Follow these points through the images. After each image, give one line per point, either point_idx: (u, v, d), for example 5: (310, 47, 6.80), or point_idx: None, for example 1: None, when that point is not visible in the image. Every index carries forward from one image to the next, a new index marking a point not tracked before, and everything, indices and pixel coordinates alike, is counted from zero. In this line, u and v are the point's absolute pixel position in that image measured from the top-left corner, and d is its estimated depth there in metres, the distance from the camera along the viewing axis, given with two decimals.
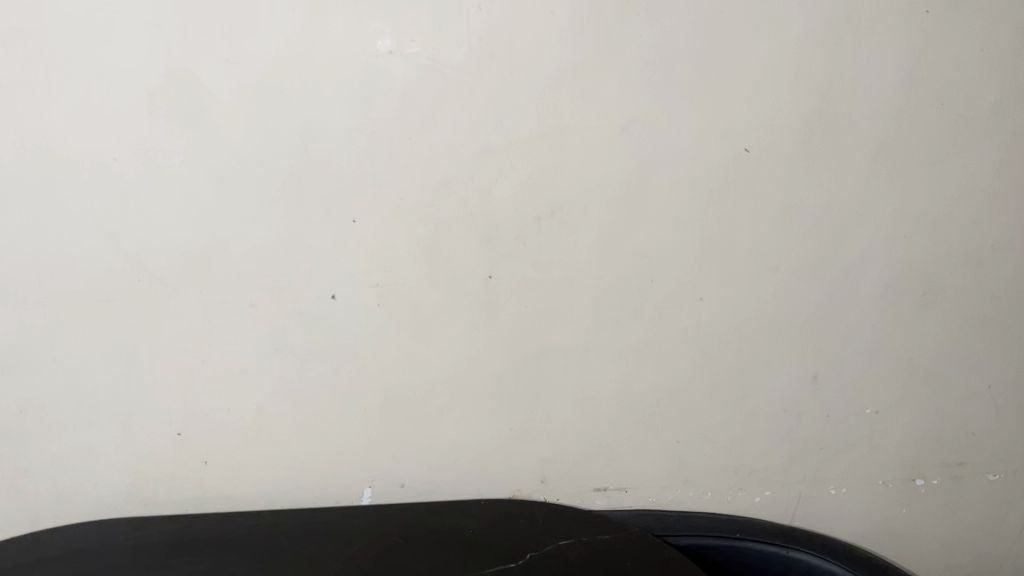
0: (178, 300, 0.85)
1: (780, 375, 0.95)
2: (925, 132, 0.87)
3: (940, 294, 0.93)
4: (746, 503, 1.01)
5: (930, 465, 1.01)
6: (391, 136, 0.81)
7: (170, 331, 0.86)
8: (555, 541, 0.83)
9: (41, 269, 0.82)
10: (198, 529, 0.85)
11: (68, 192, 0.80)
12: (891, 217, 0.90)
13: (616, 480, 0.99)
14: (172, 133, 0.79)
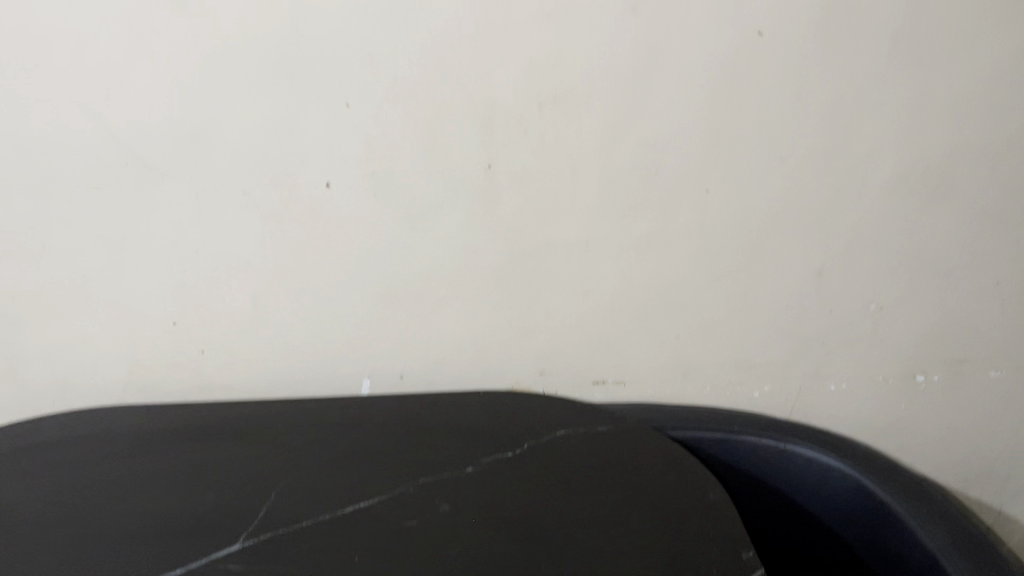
0: (166, 189, 0.83)
1: (785, 270, 0.94)
2: (957, 14, 0.80)
3: (954, 188, 0.90)
4: (743, 397, 1.02)
5: (932, 361, 1.00)
6: (385, 15, 0.76)
7: (161, 219, 0.84)
8: (553, 432, 0.83)
9: (23, 154, 0.80)
10: (199, 415, 0.87)
11: (49, 72, 0.76)
12: (910, 105, 0.85)
13: (614, 372, 0.99)
14: (157, 10, 0.74)
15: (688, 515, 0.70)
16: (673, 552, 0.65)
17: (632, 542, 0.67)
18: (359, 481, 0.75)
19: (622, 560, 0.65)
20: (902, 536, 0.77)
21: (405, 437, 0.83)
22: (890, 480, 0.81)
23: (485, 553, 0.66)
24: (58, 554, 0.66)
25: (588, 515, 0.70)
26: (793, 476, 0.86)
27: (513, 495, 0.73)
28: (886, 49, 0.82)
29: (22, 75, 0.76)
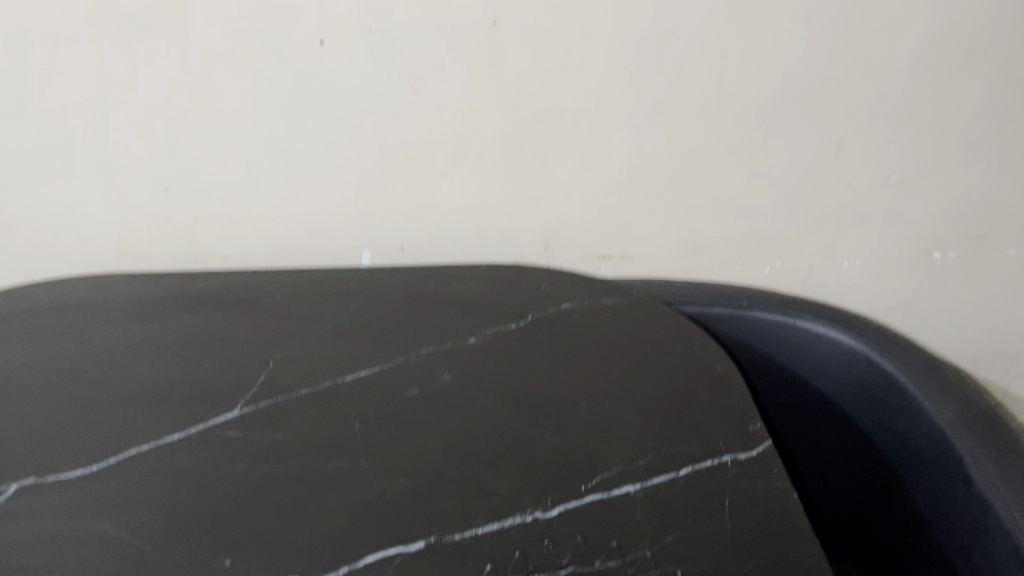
0: (147, 43, 0.77)
1: (804, 141, 0.89)
2: None
3: (990, 54, 0.84)
4: (752, 272, 0.99)
5: (948, 238, 0.97)
6: None
7: (145, 79, 0.80)
8: (558, 304, 0.81)
9: None
10: (194, 282, 0.84)
11: None
12: None
13: (621, 247, 0.97)
14: None
15: (693, 388, 0.68)
16: (677, 423, 0.64)
17: (635, 414, 0.65)
18: (358, 350, 0.74)
19: (625, 431, 0.64)
20: (912, 412, 0.75)
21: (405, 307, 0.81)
22: (901, 355, 0.79)
23: (485, 423, 0.65)
24: (53, 417, 0.65)
25: (591, 386, 0.69)
26: (802, 352, 0.84)
27: (516, 365, 0.72)
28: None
29: None
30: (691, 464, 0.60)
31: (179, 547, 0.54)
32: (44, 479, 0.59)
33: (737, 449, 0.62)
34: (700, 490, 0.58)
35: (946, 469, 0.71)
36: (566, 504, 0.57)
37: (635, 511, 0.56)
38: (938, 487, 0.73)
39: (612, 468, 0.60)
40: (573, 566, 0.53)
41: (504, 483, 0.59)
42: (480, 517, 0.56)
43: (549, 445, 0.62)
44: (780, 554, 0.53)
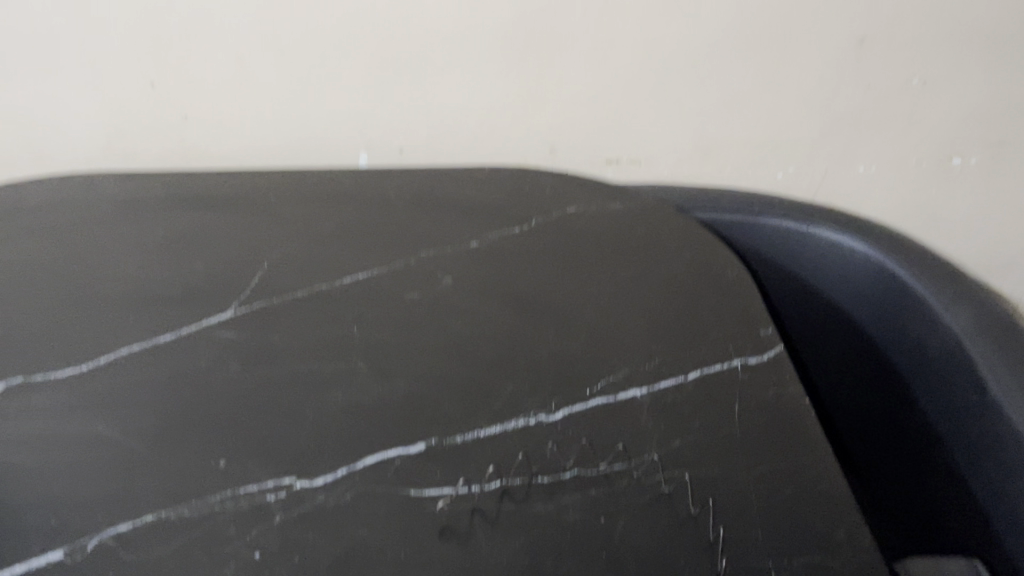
0: None
1: (824, 37, 0.85)
2: None
3: None
4: (764, 178, 0.96)
5: (970, 143, 0.93)
6: None
7: None
8: (563, 208, 0.77)
9: None
10: (184, 180, 0.81)
11: None
12: None
13: (629, 151, 0.93)
14: None
15: (702, 292, 0.66)
16: (686, 328, 0.62)
17: (643, 318, 0.63)
18: (356, 251, 0.71)
19: (632, 335, 0.61)
20: (926, 324, 0.72)
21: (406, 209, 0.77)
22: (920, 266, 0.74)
23: (488, 327, 0.62)
24: (39, 317, 0.63)
25: (598, 288, 0.66)
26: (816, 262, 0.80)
27: (520, 267, 0.69)
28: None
29: None
30: (699, 369, 0.58)
31: (171, 448, 0.52)
32: (31, 379, 0.57)
33: (748, 354, 0.59)
34: (709, 394, 0.56)
35: (955, 375, 0.68)
36: (570, 407, 0.55)
37: (641, 415, 0.55)
38: (950, 397, 0.69)
39: (618, 372, 0.58)
40: (577, 469, 0.51)
41: (507, 387, 0.57)
42: (481, 420, 0.55)
43: (554, 349, 0.60)
44: (791, 458, 0.51)
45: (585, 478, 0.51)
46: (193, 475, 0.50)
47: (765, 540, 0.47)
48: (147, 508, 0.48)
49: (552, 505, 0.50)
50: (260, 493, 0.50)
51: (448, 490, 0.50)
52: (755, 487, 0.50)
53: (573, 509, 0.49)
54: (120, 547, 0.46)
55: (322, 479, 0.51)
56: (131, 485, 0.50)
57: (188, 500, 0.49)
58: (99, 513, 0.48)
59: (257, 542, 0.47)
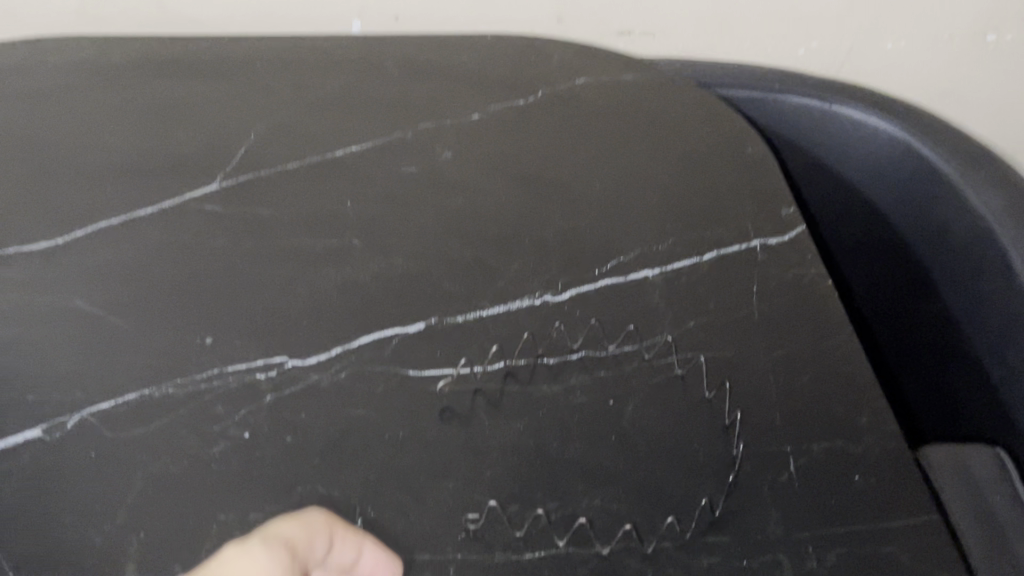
0: None
1: None
2: None
3: None
4: (786, 53, 0.89)
5: (1012, 16, 0.86)
6: None
7: None
8: (571, 80, 0.68)
9: None
10: (143, 44, 0.70)
11: None
12: None
13: (642, 20, 0.87)
14: None
15: (722, 162, 0.61)
16: (703, 203, 0.57)
17: (656, 192, 0.58)
18: (348, 111, 0.65)
19: (645, 210, 0.57)
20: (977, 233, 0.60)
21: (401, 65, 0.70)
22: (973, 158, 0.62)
23: (490, 202, 0.58)
24: (10, 187, 0.58)
25: (608, 157, 0.61)
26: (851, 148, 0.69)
27: (524, 132, 0.63)
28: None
29: None
30: (716, 248, 0.54)
31: (153, 326, 0.49)
32: (4, 252, 0.53)
33: (768, 233, 0.55)
34: (726, 274, 0.53)
35: (991, 270, 0.60)
36: (579, 287, 0.52)
37: (654, 296, 0.51)
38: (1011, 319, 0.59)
39: (630, 251, 0.54)
40: (585, 351, 0.49)
41: (511, 265, 0.53)
42: (484, 300, 0.51)
43: (561, 225, 0.56)
44: (813, 342, 0.48)
45: (593, 360, 0.48)
46: (179, 352, 0.48)
47: (784, 426, 0.45)
48: (130, 387, 0.46)
49: (559, 388, 0.47)
50: (249, 372, 0.47)
51: (449, 370, 0.48)
52: (773, 370, 0.47)
53: (580, 392, 0.47)
54: (102, 426, 0.44)
55: (316, 358, 0.48)
56: (113, 363, 0.47)
57: (174, 378, 0.46)
58: (81, 392, 0.45)
59: (248, 422, 0.45)
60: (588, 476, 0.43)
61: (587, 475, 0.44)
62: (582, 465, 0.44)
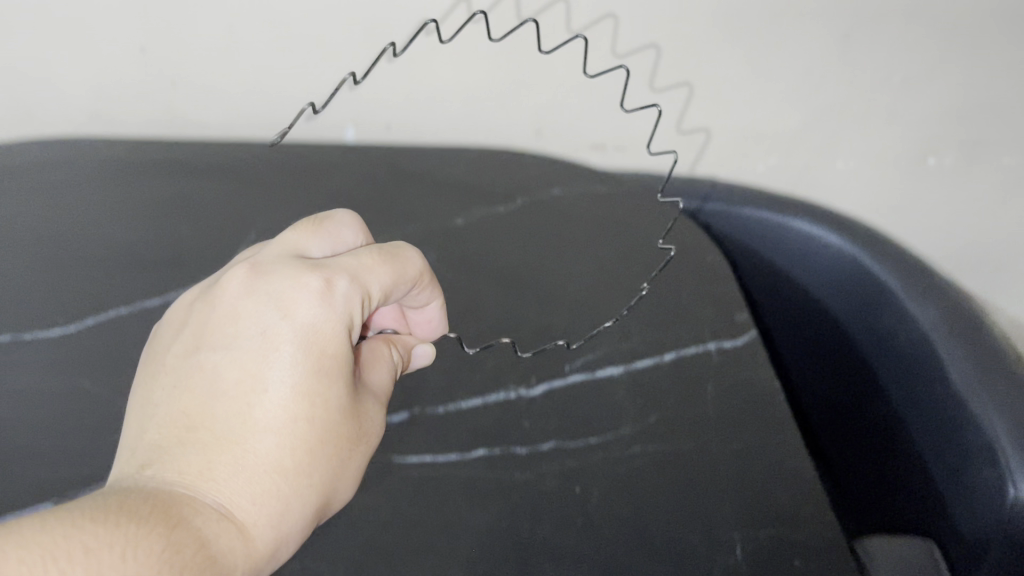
0: None
1: (808, 34, 0.81)
2: None
3: None
4: (743, 170, 0.95)
5: (945, 141, 0.91)
6: None
7: None
8: (549, 189, 0.79)
9: None
10: (161, 163, 0.76)
11: None
12: None
13: (614, 137, 0.91)
14: None
15: (681, 276, 0.67)
16: (663, 311, 0.63)
17: (620, 301, 0.65)
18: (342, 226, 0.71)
19: (609, 315, 0.63)
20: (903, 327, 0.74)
21: (352, 81, 0.81)
22: (903, 269, 0.76)
23: (470, 302, 0.64)
24: (29, 283, 0.64)
25: (579, 266, 0.69)
26: (801, 259, 0.83)
27: (502, 238, 0.72)
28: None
29: None
30: (675, 350, 0.60)
31: None
32: (19, 337, 0.60)
33: (723, 337, 0.61)
34: (682, 375, 0.58)
35: (931, 380, 0.70)
36: (549, 382, 0.57)
37: (618, 392, 0.57)
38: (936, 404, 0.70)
39: (597, 349, 0.60)
40: (555, 442, 0.53)
41: (489, 360, 0.59)
42: (463, 392, 0.57)
43: (534, 326, 0.62)
44: (761, 441, 0.53)
45: (560, 450, 0.53)
46: None
47: (733, 512, 0.49)
48: None
49: (529, 475, 0.51)
50: None
51: (429, 456, 0.53)
52: (725, 460, 0.52)
53: (550, 478, 0.51)
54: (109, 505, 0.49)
55: None
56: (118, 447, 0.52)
57: None
58: (89, 470, 0.51)
59: None
60: (554, 559, 0.47)
61: (552, 554, 0.47)
62: (549, 545, 0.48)
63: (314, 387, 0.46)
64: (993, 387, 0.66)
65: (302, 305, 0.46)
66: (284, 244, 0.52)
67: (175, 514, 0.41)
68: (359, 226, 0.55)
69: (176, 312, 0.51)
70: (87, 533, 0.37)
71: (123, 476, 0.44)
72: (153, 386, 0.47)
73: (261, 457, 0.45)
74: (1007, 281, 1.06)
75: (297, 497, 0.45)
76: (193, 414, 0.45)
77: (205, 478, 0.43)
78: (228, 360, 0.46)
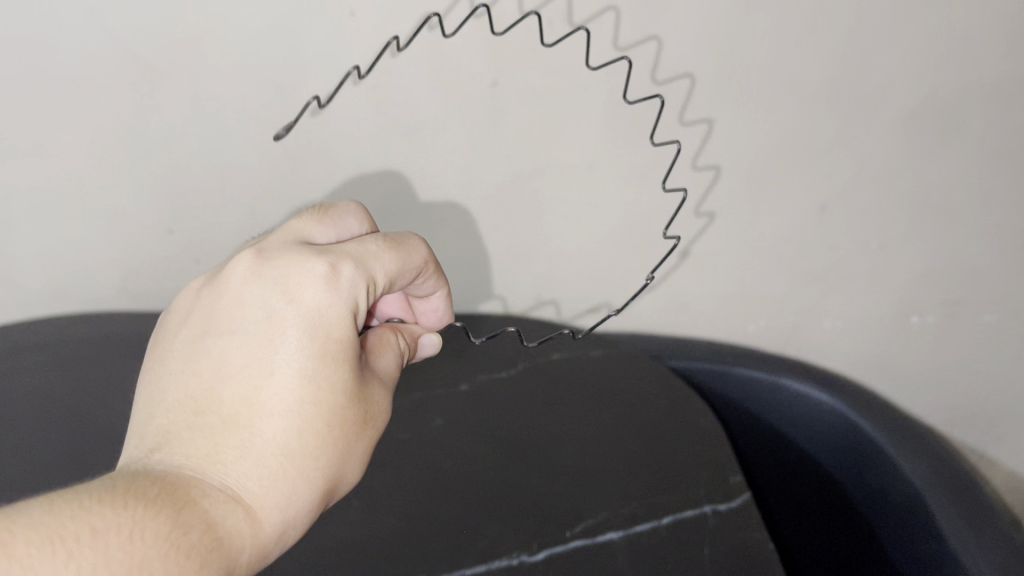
0: (148, 123, 0.75)
1: (785, 208, 0.87)
2: None
3: (966, 143, 0.82)
4: (735, 329, 1.00)
5: (926, 302, 0.96)
6: None
7: (152, 138, 0.76)
8: (548, 354, 0.83)
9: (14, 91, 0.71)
10: None
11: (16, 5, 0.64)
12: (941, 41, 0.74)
13: (611, 300, 0.97)
14: None
15: (677, 437, 0.71)
16: (662, 475, 0.66)
17: (618, 463, 0.67)
18: None
19: (608, 478, 0.66)
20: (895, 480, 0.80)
21: (356, 75, 0.71)
22: (893, 426, 0.84)
23: (473, 465, 0.67)
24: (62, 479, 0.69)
25: (578, 428, 0.72)
26: (788, 413, 0.91)
27: (504, 402, 0.75)
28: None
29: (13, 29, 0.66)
30: (673, 514, 0.62)
31: None
32: None
33: (718, 499, 0.64)
34: (680, 540, 0.60)
35: (926, 535, 0.76)
36: (551, 548, 0.60)
37: (618, 557, 0.59)
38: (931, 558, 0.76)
39: (596, 514, 0.62)
40: None
41: (492, 526, 0.61)
42: (467, 560, 0.59)
43: (537, 490, 0.65)
44: None
45: None
46: None
47: None
48: None
49: None
50: None
51: None
52: None
53: None
54: None
55: None
56: None
57: None
58: None
59: None
60: None
61: None
62: None
63: (319, 373, 0.51)
64: (983, 552, 0.71)
65: (309, 291, 0.52)
66: (293, 232, 0.58)
67: (183, 494, 0.47)
68: (362, 212, 0.62)
69: (184, 299, 0.57)
70: (97, 513, 0.43)
71: (133, 458, 0.50)
72: (163, 371, 0.53)
73: (267, 441, 0.50)
74: (999, 428, 1.09)
75: (300, 477, 0.51)
76: (201, 400, 0.51)
77: (212, 461, 0.49)
78: (235, 345, 0.52)
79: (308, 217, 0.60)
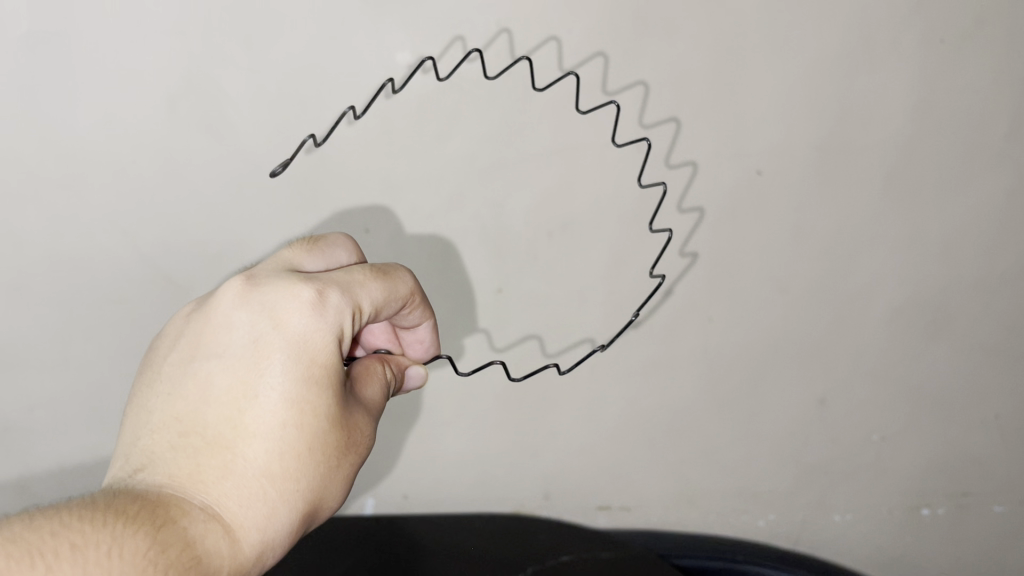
0: None
1: (787, 403, 0.89)
2: (952, 154, 0.76)
3: (950, 337, 0.86)
4: (746, 524, 0.98)
5: (936, 494, 0.96)
6: (390, 148, 0.70)
7: None
8: (557, 556, 0.82)
9: (50, 301, 0.75)
10: None
11: (71, 213, 0.71)
12: (914, 243, 0.80)
13: (621, 499, 0.95)
14: (183, 137, 0.68)
15: None
16: None
17: None
18: None
19: None
20: None
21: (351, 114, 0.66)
22: None
23: None
24: None
25: None
26: None
27: None
28: (887, 164, 0.76)
29: (58, 239, 0.72)
30: None
31: None
32: None
33: None
34: None
35: None
36: None
37: None
38: None
39: None
40: None
41: None
42: None
43: None
44: None
45: None
46: None
47: None
48: None
49: None
50: None
51: None
52: None
53: None
54: None
55: None
56: None
57: None
58: None
59: None
60: None
61: None
62: None
63: (304, 399, 0.51)
64: None
65: (296, 316, 0.51)
66: (281, 261, 0.57)
67: (161, 513, 0.47)
68: (353, 245, 0.61)
69: (174, 323, 0.56)
70: (76, 529, 0.43)
71: (119, 478, 0.50)
72: (150, 392, 0.53)
73: (249, 464, 0.50)
74: None
75: (282, 502, 0.51)
76: (186, 421, 0.51)
77: (194, 481, 0.49)
78: (221, 369, 0.51)
79: (297, 247, 0.59)
